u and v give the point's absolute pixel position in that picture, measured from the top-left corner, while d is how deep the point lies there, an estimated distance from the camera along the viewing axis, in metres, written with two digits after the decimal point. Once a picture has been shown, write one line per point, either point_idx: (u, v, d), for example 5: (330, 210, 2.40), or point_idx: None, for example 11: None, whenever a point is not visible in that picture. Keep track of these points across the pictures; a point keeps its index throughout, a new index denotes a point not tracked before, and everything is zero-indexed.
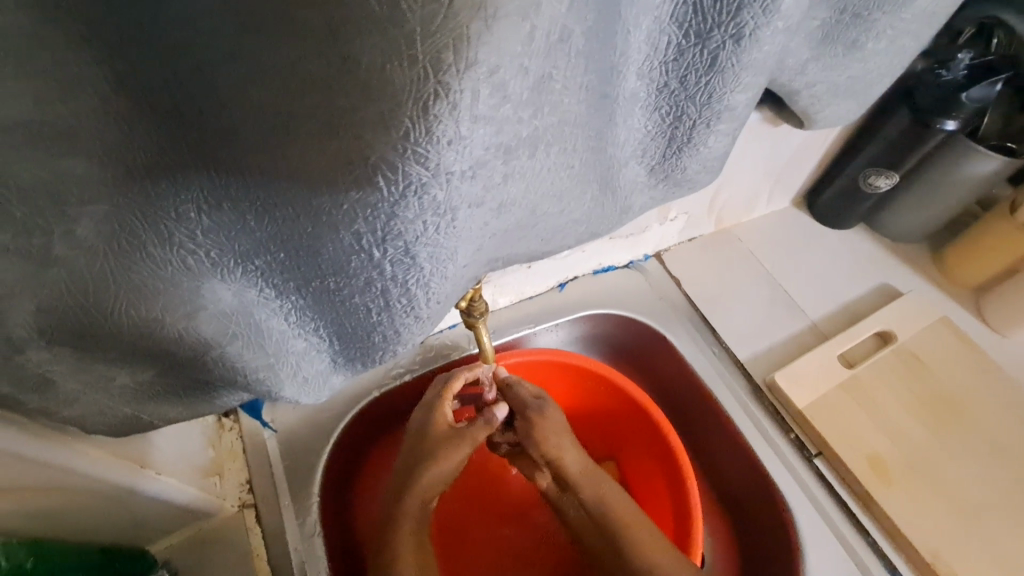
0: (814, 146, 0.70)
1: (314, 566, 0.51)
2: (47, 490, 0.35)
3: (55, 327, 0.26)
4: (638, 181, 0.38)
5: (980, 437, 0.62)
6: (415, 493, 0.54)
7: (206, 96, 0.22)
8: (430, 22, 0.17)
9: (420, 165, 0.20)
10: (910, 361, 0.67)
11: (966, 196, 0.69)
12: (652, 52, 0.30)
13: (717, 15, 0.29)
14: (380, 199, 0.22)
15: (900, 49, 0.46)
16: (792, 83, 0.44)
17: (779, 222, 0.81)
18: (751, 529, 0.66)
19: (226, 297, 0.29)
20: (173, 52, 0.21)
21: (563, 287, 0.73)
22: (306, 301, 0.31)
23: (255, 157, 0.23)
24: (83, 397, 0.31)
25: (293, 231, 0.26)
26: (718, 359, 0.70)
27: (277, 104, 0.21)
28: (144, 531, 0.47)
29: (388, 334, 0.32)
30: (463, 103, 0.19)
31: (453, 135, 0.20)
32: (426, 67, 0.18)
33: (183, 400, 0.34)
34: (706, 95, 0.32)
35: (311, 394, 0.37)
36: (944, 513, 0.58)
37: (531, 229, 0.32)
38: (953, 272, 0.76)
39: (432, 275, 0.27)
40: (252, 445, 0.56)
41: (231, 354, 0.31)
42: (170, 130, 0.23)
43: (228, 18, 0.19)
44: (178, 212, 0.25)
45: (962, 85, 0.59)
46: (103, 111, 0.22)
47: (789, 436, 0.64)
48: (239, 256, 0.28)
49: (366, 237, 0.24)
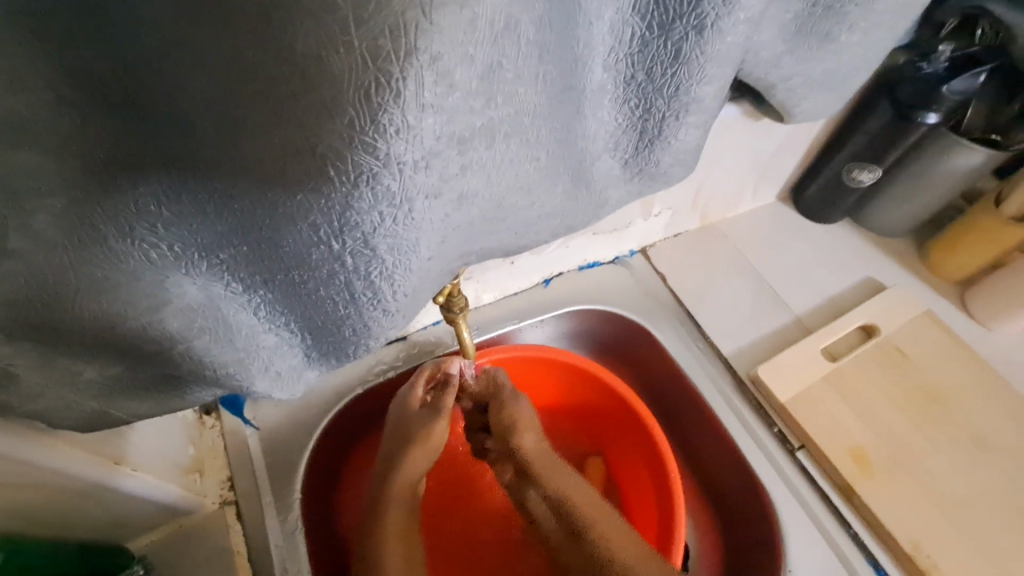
0: (796, 140, 0.70)
1: (296, 559, 0.52)
2: (19, 487, 0.35)
3: (16, 321, 0.26)
4: (612, 175, 0.38)
5: (963, 429, 0.63)
6: (396, 479, 0.55)
7: (156, 88, 0.22)
8: (364, 9, 0.18)
9: (369, 155, 0.21)
10: (894, 354, 0.67)
11: (948, 189, 0.69)
12: (617, 44, 0.30)
13: (678, 7, 0.29)
14: (332, 189, 0.22)
15: (874, 41, 0.46)
16: (768, 76, 0.45)
17: (763, 217, 0.81)
18: (737, 526, 0.66)
19: (191, 292, 0.29)
20: (120, 43, 0.21)
21: (548, 283, 0.73)
22: (273, 295, 0.31)
23: (210, 149, 0.23)
24: (47, 393, 0.30)
25: (252, 224, 0.26)
26: (702, 354, 0.70)
27: (225, 94, 0.21)
28: (124, 529, 0.48)
29: (358, 328, 0.32)
30: (408, 92, 0.19)
31: (400, 124, 0.20)
32: (365, 55, 0.18)
33: (152, 395, 0.34)
34: (673, 87, 0.33)
35: (286, 390, 0.37)
36: (925, 505, 0.58)
37: (500, 223, 0.32)
38: (938, 266, 0.77)
39: (395, 267, 0.27)
40: (233, 442, 0.56)
41: (198, 348, 0.31)
42: (124, 124, 0.23)
43: (171, 9, 0.20)
44: (137, 206, 0.25)
45: (943, 78, 0.59)
46: (54, 103, 0.22)
47: (773, 430, 0.65)
48: (203, 250, 0.28)
49: (323, 228, 0.24)
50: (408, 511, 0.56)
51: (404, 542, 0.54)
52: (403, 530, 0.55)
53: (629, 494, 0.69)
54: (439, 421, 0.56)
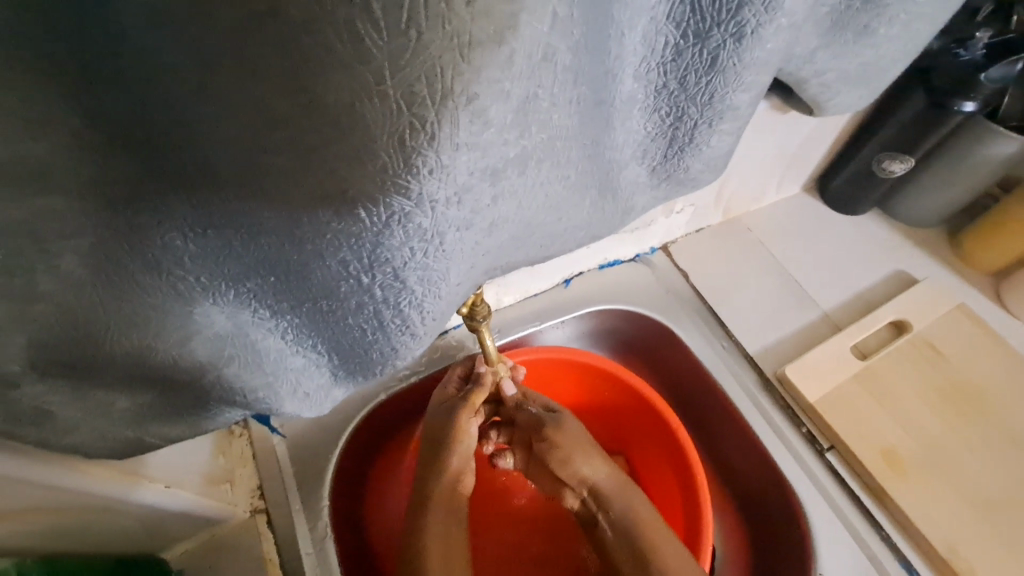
0: (826, 131, 0.67)
1: (326, 567, 0.52)
2: (59, 510, 0.36)
3: (49, 360, 0.26)
4: (640, 182, 0.36)
5: (999, 428, 0.61)
6: (438, 485, 0.55)
7: (179, 129, 0.21)
8: (399, 57, 0.17)
9: (402, 196, 0.20)
10: (927, 352, 0.65)
11: (985, 178, 0.66)
12: (649, 54, 0.29)
13: (716, 14, 0.27)
14: (363, 228, 0.21)
15: (915, 32, 0.44)
16: (800, 72, 0.42)
17: (789, 209, 0.79)
18: (766, 527, 0.65)
19: (220, 321, 0.28)
20: (142, 87, 0.20)
21: (568, 283, 0.72)
22: (301, 320, 0.30)
23: (235, 187, 0.23)
24: (82, 424, 0.31)
25: (280, 257, 0.25)
26: (727, 353, 0.69)
27: (248, 135, 0.20)
28: (158, 540, 0.49)
29: (385, 350, 0.31)
30: (443, 134, 0.19)
31: (434, 165, 0.19)
32: (399, 102, 0.18)
33: (182, 420, 0.34)
34: (707, 95, 0.31)
35: (313, 408, 0.36)
36: (962, 508, 0.57)
37: (528, 240, 0.31)
38: (970, 257, 0.74)
39: (424, 296, 0.26)
40: (262, 451, 0.57)
41: (228, 374, 0.31)
42: (147, 162, 0.23)
43: (191, 52, 0.19)
44: (163, 240, 0.24)
45: (981, 65, 0.56)
46: (78, 146, 0.21)
47: (800, 430, 0.63)
48: (230, 279, 0.27)
49: (352, 264, 0.24)
50: (450, 515, 0.56)
51: (445, 550, 0.54)
52: (444, 534, 0.55)
53: (655, 496, 0.69)
54: (467, 418, 0.55)
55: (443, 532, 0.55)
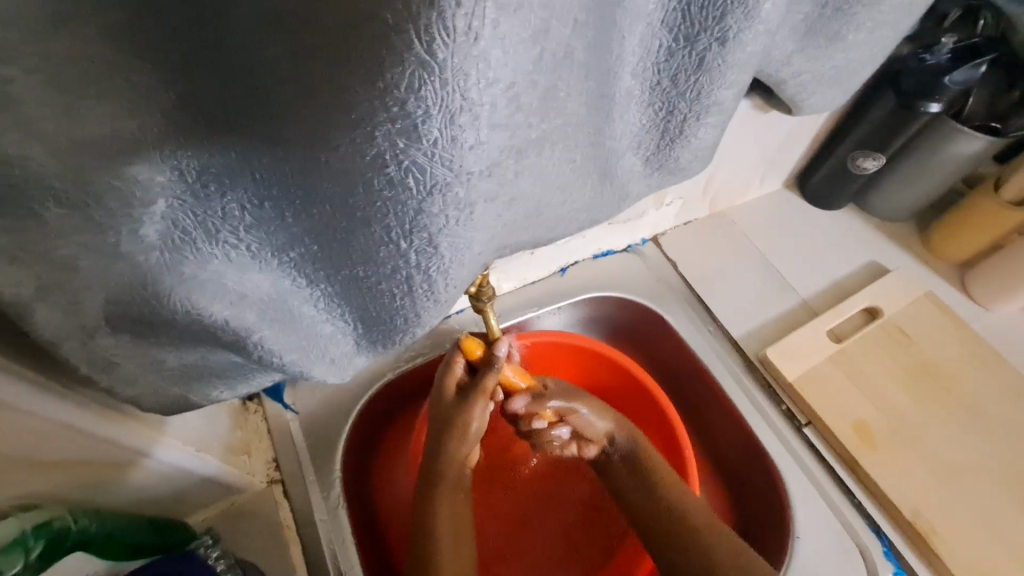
0: (803, 129, 0.72)
1: (339, 536, 0.55)
2: (95, 464, 0.39)
3: (119, 316, 0.29)
4: (634, 171, 0.41)
5: (960, 402, 0.66)
6: (449, 460, 0.57)
7: (254, 113, 0.25)
8: (456, 50, 0.20)
9: (445, 168, 0.24)
10: (897, 334, 0.71)
11: (951, 176, 0.72)
12: (645, 54, 0.33)
13: (703, 21, 0.32)
14: (410, 196, 0.25)
15: (880, 38, 0.48)
16: (778, 73, 0.47)
17: (770, 204, 0.84)
18: (746, 500, 0.71)
19: (264, 286, 0.32)
20: (230, 74, 0.24)
21: (564, 272, 0.77)
22: (334, 289, 0.34)
23: (296, 162, 0.26)
24: (140, 379, 0.34)
25: (328, 226, 0.29)
26: (713, 336, 0.73)
27: (313, 115, 0.24)
28: (184, 504, 0.52)
29: (409, 317, 0.34)
30: (482, 112, 0.23)
31: (473, 140, 0.24)
32: (453, 88, 0.21)
33: (220, 381, 0.38)
34: (696, 91, 0.35)
35: (337, 374, 0.40)
36: (928, 476, 0.62)
37: (538, 219, 0.35)
38: (939, 249, 0.80)
39: (451, 263, 0.30)
40: (277, 425, 0.60)
41: (268, 338, 0.34)
42: (219, 141, 0.26)
43: (278, 42, 0.23)
44: (225, 210, 0.28)
45: (945, 69, 0.61)
46: (165, 122, 0.25)
47: (780, 407, 0.68)
48: (277, 249, 0.31)
49: (394, 229, 0.27)
50: (457, 493, 0.58)
51: (455, 529, 0.56)
52: (453, 513, 0.57)
53: None
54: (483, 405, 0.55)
55: (452, 510, 0.57)
